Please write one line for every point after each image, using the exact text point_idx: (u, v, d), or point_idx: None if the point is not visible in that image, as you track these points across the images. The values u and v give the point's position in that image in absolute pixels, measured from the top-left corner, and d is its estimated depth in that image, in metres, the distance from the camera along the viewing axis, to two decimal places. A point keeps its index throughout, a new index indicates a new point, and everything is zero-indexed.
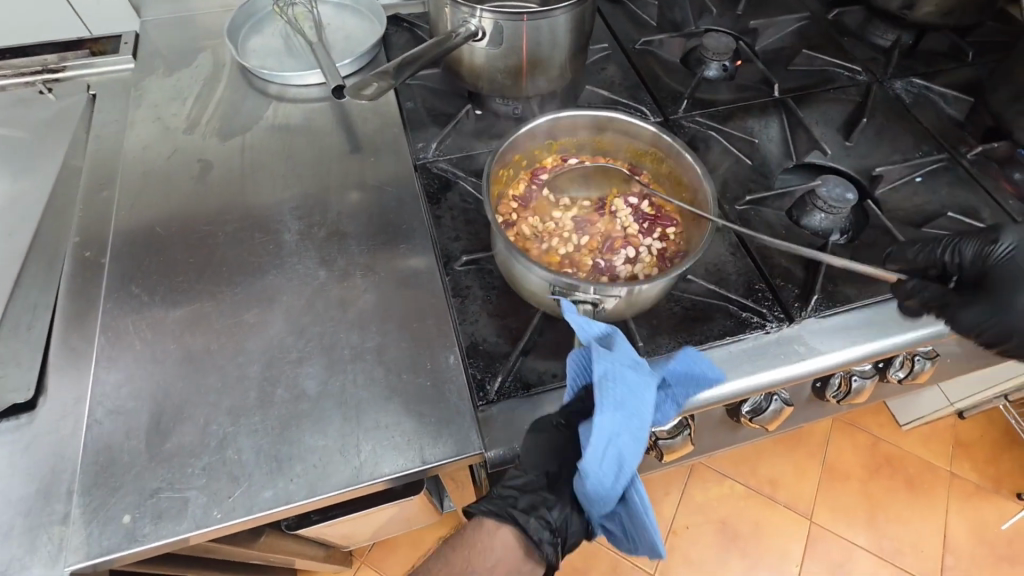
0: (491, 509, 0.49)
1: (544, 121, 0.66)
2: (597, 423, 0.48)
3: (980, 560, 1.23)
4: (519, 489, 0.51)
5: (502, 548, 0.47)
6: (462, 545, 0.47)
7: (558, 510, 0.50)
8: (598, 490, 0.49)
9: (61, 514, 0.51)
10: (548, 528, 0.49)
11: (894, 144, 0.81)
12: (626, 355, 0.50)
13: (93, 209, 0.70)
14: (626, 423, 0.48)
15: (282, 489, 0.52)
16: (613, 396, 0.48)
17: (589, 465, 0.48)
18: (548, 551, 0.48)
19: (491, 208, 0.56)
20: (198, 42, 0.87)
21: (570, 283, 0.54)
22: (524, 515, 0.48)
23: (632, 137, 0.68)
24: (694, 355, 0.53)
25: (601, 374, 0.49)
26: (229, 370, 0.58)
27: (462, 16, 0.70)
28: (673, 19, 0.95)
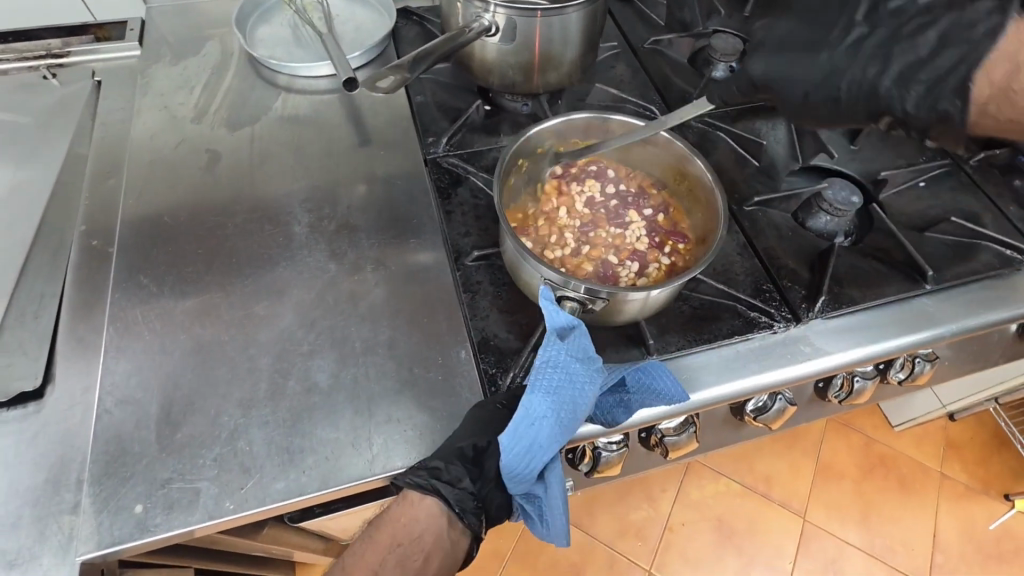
0: (413, 483, 0.50)
1: (555, 122, 0.66)
2: (524, 401, 0.50)
3: (968, 559, 1.25)
4: (445, 459, 0.51)
5: (427, 518, 0.50)
6: (387, 522, 0.50)
7: (483, 481, 0.52)
8: (513, 465, 0.50)
9: (71, 503, 0.51)
10: (472, 499, 0.52)
11: (898, 148, 0.82)
12: (579, 349, 0.51)
13: (99, 197, 0.69)
14: (553, 409, 0.49)
15: (294, 481, 0.52)
16: (547, 381, 0.50)
17: (507, 439, 0.49)
18: (471, 520, 0.51)
19: (501, 206, 0.57)
20: (205, 31, 0.86)
21: (568, 280, 0.54)
22: (448, 488, 0.50)
23: (655, 144, 0.68)
24: (658, 367, 0.55)
25: (544, 360, 0.51)
26: (240, 362, 0.58)
27: (475, 11, 0.70)
28: (682, 19, 0.95)
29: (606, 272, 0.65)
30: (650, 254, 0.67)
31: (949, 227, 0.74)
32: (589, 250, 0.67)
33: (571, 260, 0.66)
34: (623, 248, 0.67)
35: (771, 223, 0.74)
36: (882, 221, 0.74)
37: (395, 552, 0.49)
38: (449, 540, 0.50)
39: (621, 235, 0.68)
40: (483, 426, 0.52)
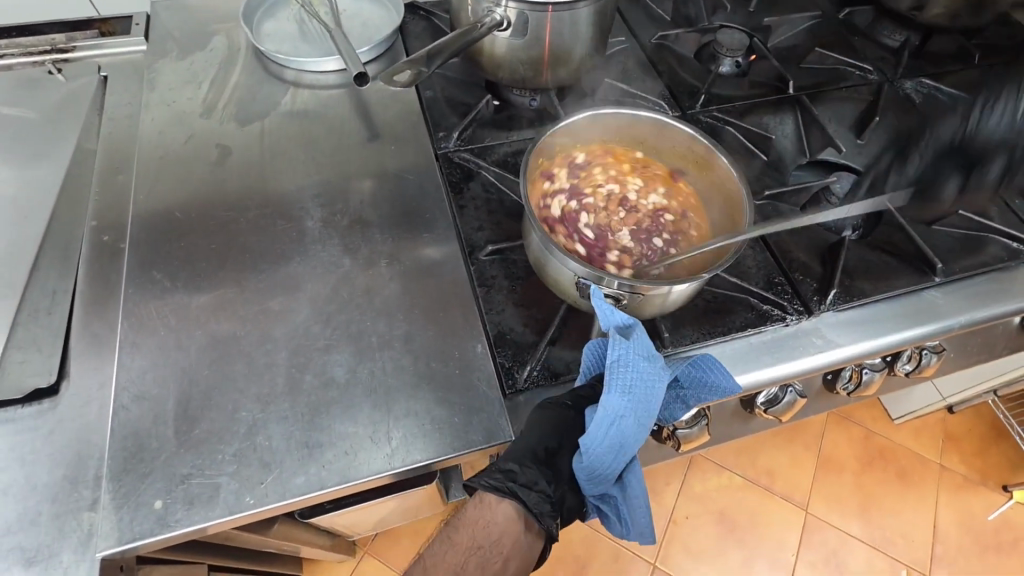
0: (489, 485, 0.49)
1: (582, 116, 0.66)
2: (601, 405, 0.49)
3: (967, 549, 1.27)
4: (519, 462, 0.50)
5: (504, 521, 0.48)
6: (465, 523, 0.49)
7: (558, 483, 0.51)
8: (595, 467, 0.51)
9: (89, 500, 0.51)
10: (548, 501, 0.50)
11: (904, 142, 0.83)
12: (643, 346, 0.50)
13: (110, 193, 0.69)
14: (631, 409, 0.49)
15: (313, 476, 0.52)
16: (621, 382, 0.49)
17: (588, 441, 0.50)
18: (549, 522, 0.49)
19: (529, 199, 0.57)
20: (211, 25, 0.86)
21: (600, 275, 0.55)
22: (524, 490, 0.49)
23: (673, 140, 0.69)
24: (710, 361, 0.54)
25: (614, 360, 0.49)
26: (256, 357, 0.58)
27: (487, 6, 0.70)
28: (687, 15, 0.95)
29: (570, 190, 0.70)
30: (561, 208, 0.68)
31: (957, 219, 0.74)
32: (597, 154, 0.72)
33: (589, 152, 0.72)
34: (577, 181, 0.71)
35: (782, 218, 0.74)
36: (891, 215, 0.75)
37: (477, 554, 0.47)
38: (527, 544, 0.48)
39: (591, 219, 0.68)
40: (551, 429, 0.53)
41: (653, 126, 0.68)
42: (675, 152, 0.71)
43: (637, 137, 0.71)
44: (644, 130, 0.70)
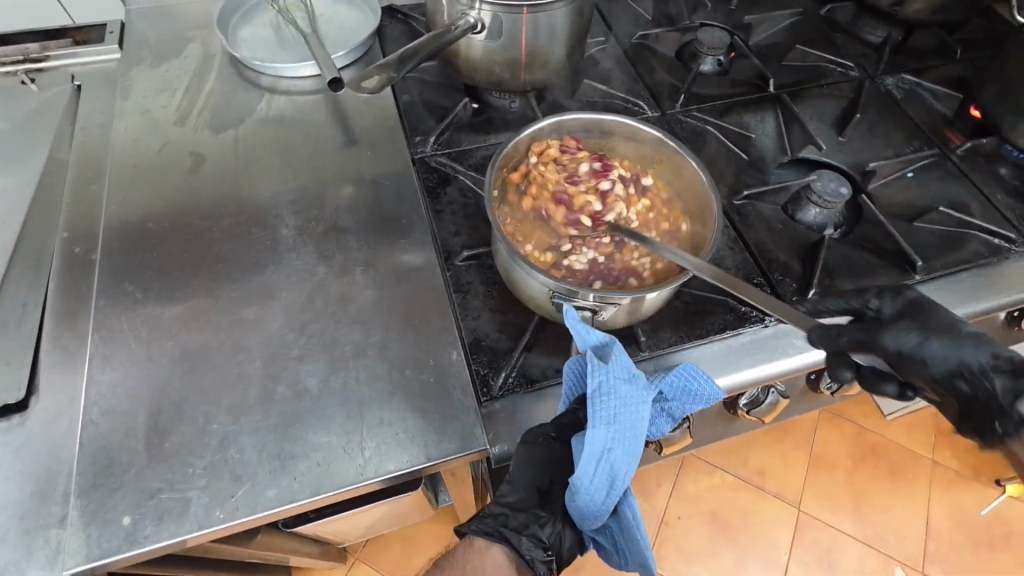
0: (480, 530, 0.50)
1: (547, 123, 0.68)
2: (589, 440, 0.48)
3: (960, 545, 1.27)
4: (511, 506, 0.51)
5: (494, 567, 0.50)
6: (453, 566, 0.51)
7: (552, 527, 0.51)
8: (590, 504, 0.50)
9: (58, 516, 0.50)
10: (540, 546, 0.49)
11: (886, 139, 0.82)
12: (623, 368, 0.50)
13: (82, 204, 0.68)
14: (616, 439, 0.48)
15: (286, 488, 0.51)
16: (604, 412, 0.48)
17: (580, 480, 0.49)
18: (540, 568, 0.49)
19: (494, 211, 0.57)
20: (186, 32, 0.85)
21: (572, 290, 0.54)
22: (515, 535, 0.49)
23: (638, 141, 0.70)
24: (692, 369, 0.52)
25: (595, 389, 0.49)
26: (229, 367, 0.57)
27: (461, 8, 0.69)
28: (668, 13, 0.95)
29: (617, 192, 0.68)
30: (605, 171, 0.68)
31: (938, 216, 0.74)
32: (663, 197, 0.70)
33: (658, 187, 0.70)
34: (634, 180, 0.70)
35: (761, 217, 0.73)
36: (872, 212, 0.74)
37: None
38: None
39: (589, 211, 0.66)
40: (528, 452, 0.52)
41: (612, 130, 0.70)
42: (640, 151, 0.71)
43: (603, 138, 0.72)
44: (606, 133, 0.71)
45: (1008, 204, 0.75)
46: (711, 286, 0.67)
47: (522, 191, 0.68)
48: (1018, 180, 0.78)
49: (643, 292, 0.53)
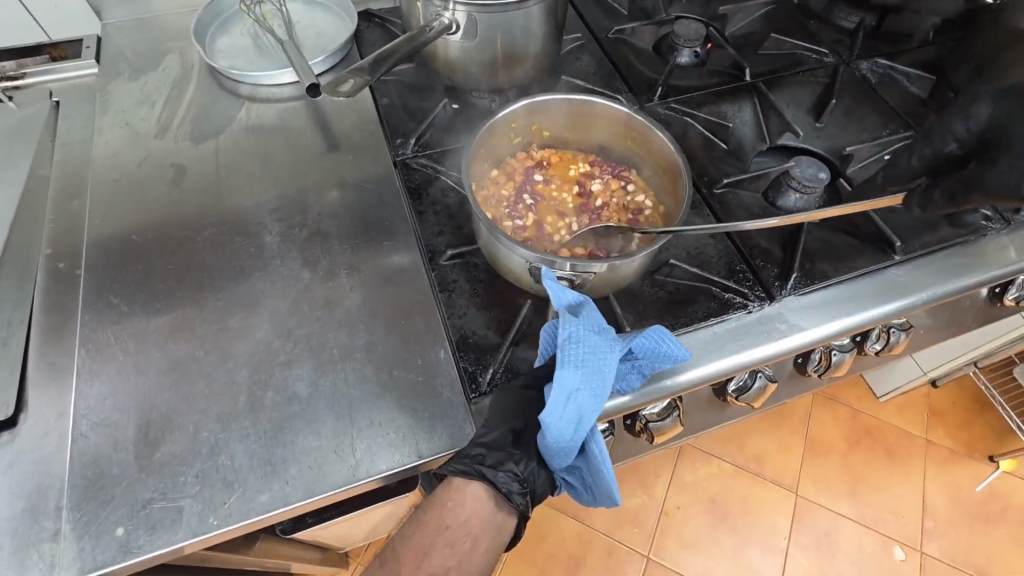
0: (458, 470, 0.50)
1: (521, 105, 0.69)
2: (557, 379, 0.49)
3: (956, 522, 1.28)
4: (487, 445, 0.52)
5: (474, 503, 0.50)
6: (433, 506, 0.50)
7: (526, 463, 0.53)
8: (558, 442, 0.51)
9: (51, 531, 0.50)
10: (516, 480, 0.51)
11: (861, 124, 0.83)
12: (593, 322, 0.52)
13: (64, 219, 0.68)
14: (584, 382, 0.50)
15: (278, 492, 0.52)
16: (574, 356, 0.50)
17: (548, 416, 0.50)
18: (518, 501, 0.50)
19: (473, 194, 0.58)
20: (163, 45, 0.85)
21: (550, 260, 0.56)
22: (493, 471, 0.51)
23: (609, 121, 0.72)
24: (661, 333, 0.54)
25: (566, 336, 0.51)
26: (217, 376, 0.58)
27: (435, 9, 0.69)
28: (644, 7, 0.95)
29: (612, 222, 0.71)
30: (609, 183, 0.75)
31: None
32: (640, 206, 0.73)
33: (639, 201, 0.73)
34: (621, 193, 0.74)
35: (742, 206, 0.74)
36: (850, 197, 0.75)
37: (444, 535, 0.49)
38: (497, 521, 0.50)
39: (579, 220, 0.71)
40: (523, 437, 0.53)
41: (584, 110, 0.72)
42: (611, 131, 0.73)
43: (576, 123, 0.74)
44: (582, 114, 0.72)
45: None
46: (694, 274, 0.67)
47: (528, 170, 0.75)
48: None
49: (618, 259, 0.56)
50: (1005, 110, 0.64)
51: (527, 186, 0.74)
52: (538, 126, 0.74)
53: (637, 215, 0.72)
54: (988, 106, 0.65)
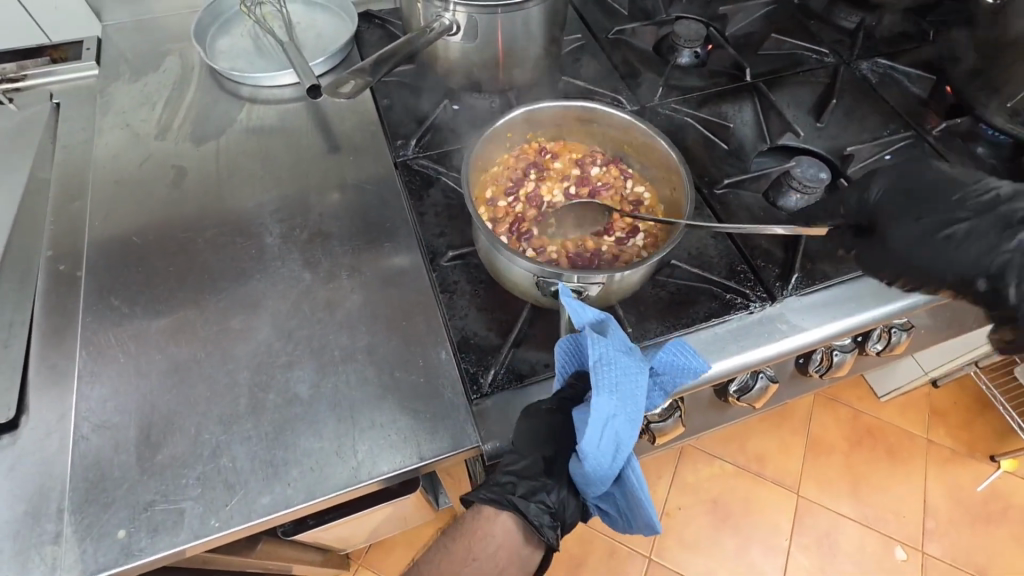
0: (487, 498, 0.50)
1: (520, 112, 0.68)
2: (593, 407, 0.48)
3: (958, 522, 1.28)
4: (516, 473, 0.52)
5: (503, 534, 0.50)
6: (462, 534, 0.51)
7: (557, 492, 0.52)
8: (597, 470, 0.50)
9: (53, 533, 0.50)
10: (547, 511, 0.51)
11: (862, 123, 0.83)
12: (619, 341, 0.52)
13: (65, 221, 0.68)
14: (620, 407, 0.49)
15: (280, 494, 0.52)
16: (607, 380, 0.49)
17: (587, 445, 0.49)
18: (548, 534, 0.50)
19: (473, 203, 0.58)
20: (163, 46, 0.85)
21: (556, 273, 0.56)
22: (524, 502, 0.50)
23: (610, 127, 0.72)
24: (681, 346, 0.54)
25: (596, 359, 0.50)
26: (218, 378, 0.58)
27: (435, 11, 0.69)
28: (644, 7, 0.95)
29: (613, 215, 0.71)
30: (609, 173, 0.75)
31: None
32: (640, 198, 0.73)
33: (638, 192, 0.73)
34: (621, 188, 0.74)
35: (742, 206, 0.74)
36: None
37: (471, 566, 0.49)
38: (524, 554, 0.50)
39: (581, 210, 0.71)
40: (528, 438, 0.53)
41: (585, 115, 0.71)
42: (612, 136, 0.73)
43: (575, 127, 0.74)
44: (582, 119, 0.72)
45: None
46: (695, 275, 0.67)
47: (525, 168, 0.74)
48: (993, 158, 0.79)
49: (621, 269, 0.56)
50: (903, 190, 0.62)
51: (526, 179, 0.74)
52: (534, 134, 0.74)
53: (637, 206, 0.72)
54: (884, 182, 0.64)
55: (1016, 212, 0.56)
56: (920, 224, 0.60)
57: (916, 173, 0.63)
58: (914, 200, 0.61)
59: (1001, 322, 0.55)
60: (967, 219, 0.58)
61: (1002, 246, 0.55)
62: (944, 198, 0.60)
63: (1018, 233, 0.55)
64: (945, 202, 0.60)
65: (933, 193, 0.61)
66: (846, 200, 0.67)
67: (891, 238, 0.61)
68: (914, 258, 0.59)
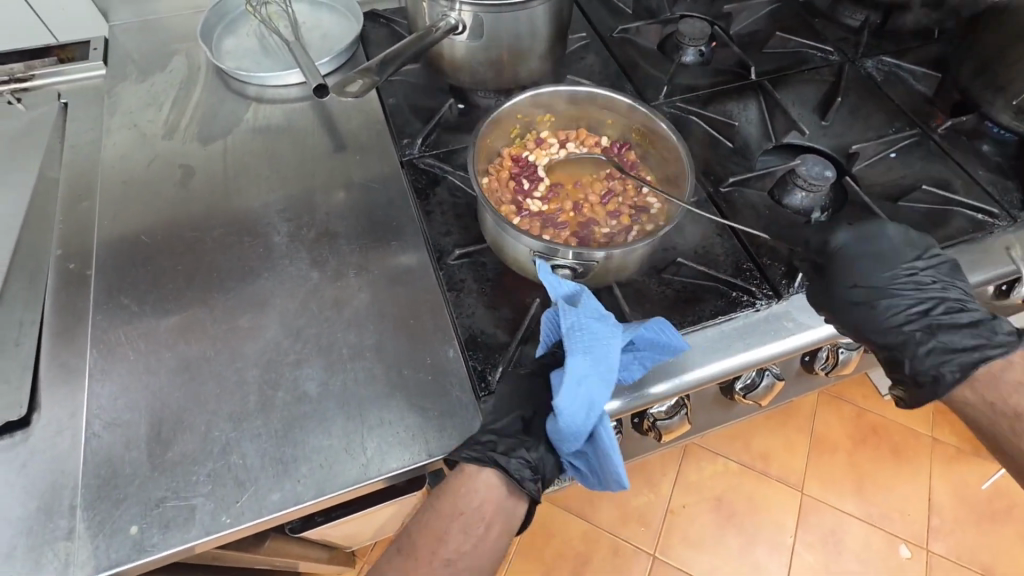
0: (470, 456, 0.52)
1: (525, 97, 0.69)
2: (567, 367, 0.51)
3: (962, 520, 1.28)
4: (496, 432, 0.54)
5: (487, 489, 0.52)
6: (447, 492, 0.52)
7: (536, 450, 0.55)
8: (570, 427, 0.52)
9: (65, 530, 0.50)
10: (527, 467, 0.54)
11: (867, 121, 0.83)
12: (593, 310, 0.55)
13: (74, 220, 0.69)
14: (592, 366, 0.52)
15: (290, 491, 0.52)
16: (580, 342, 0.52)
17: (560, 400, 0.51)
18: (531, 487, 0.53)
19: (478, 184, 0.59)
20: (170, 47, 0.85)
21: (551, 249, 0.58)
22: (505, 458, 0.53)
23: (615, 112, 0.72)
24: (660, 324, 0.56)
25: (569, 325, 0.53)
26: (228, 376, 0.58)
27: (442, 10, 0.70)
28: (649, 6, 0.95)
29: (615, 213, 0.71)
30: (622, 183, 0.73)
31: (921, 196, 0.75)
32: (646, 207, 0.71)
33: (646, 200, 0.72)
34: (633, 191, 0.73)
35: (748, 205, 0.74)
36: (857, 194, 0.75)
37: (460, 520, 0.50)
38: (509, 506, 0.53)
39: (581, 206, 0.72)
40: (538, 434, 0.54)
41: (589, 101, 0.72)
42: (619, 124, 0.74)
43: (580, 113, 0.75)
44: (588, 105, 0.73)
45: (989, 179, 0.76)
46: (700, 273, 0.68)
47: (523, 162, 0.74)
48: (999, 156, 0.79)
49: (621, 246, 0.57)
50: (856, 252, 0.62)
51: (525, 168, 0.74)
52: (544, 117, 0.74)
53: (642, 211, 0.71)
54: (848, 236, 0.63)
55: (927, 298, 0.59)
56: (857, 290, 0.60)
57: (869, 232, 0.63)
58: (860, 263, 0.61)
59: (896, 383, 0.61)
60: (892, 295, 0.60)
61: (908, 324, 0.59)
62: (881, 268, 0.61)
63: (923, 314, 0.59)
64: (880, 271, 0.61)
65: (874, 259, 0.61)
66: (809, 241, 0.66)
67: (828, 294, 0.61)
68: (843, 320, 0.61)
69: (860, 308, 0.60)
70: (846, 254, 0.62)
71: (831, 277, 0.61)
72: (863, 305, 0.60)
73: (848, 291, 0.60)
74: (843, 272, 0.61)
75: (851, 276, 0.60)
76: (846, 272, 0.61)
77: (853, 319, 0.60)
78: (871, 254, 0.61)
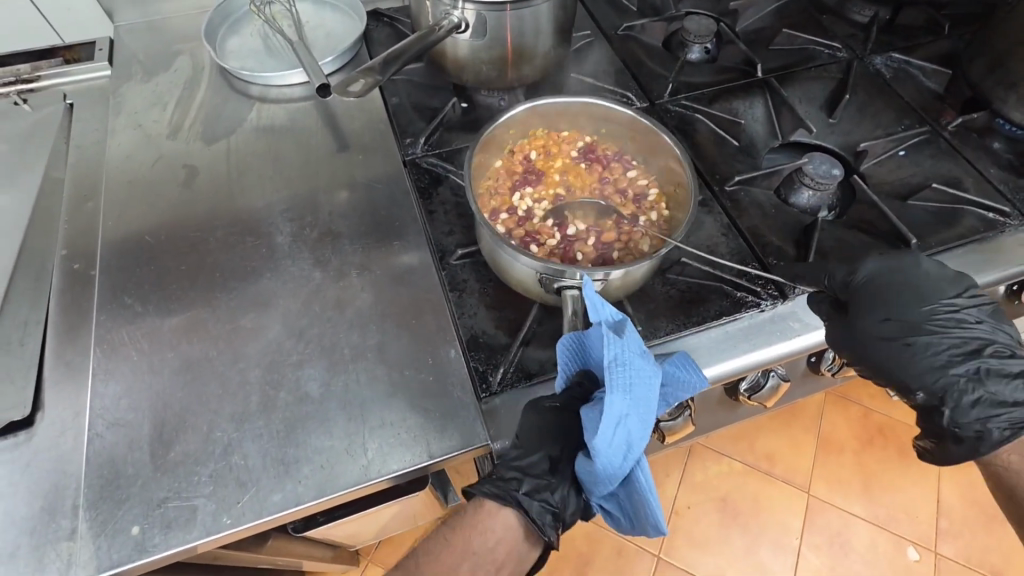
0: (490, 493, 0.51)
1: (522, 108, 0.68)
2: (609, 406, 0.48)
3: (972, 521, 1.26)
4: (521, 471, 0.52)
5: (504, 529, 0.51)
6: (462, 526, 0.52)
7: (560, 491, 0.53)
8: (607, 469, 0.50)
9: (68, 530, 0.50)
10: (549, 511, 0.52)
11: (875, 119, 0.82)
12: (635, 344, 0.51)
13: (79, 219, 0.69)
14: (633, 406, 0.49)
15: (291, 492, 0.52)
16: (622, 381, 0.49)
17: (600, 445, 0.48)
18: (549, 532, 0.51)
19: (474, 200, 0.57)
20: (174, 47, 0.86)
21: (552, 266, 0.55)
22: (526, 499, 0.51)
23: (614, 121, 0.71)
24: (683, 359, 0.55)
25: (611, 360, 0.49)
26: (230, 376, 0.58)
27: (445, 8, 0.69)
28: (654, 4, 0.94)
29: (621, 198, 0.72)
30: (611, 179, 0.74)
31: (930, 194, 0.74)
32: (644, 194, 0.72)
33: (643, 188, 0.73)
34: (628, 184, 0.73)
35: (754, 203, 0.73)
36: (865, 192, 0.74)
37: (470, 560, 0.50)
38: (523, 550, 0.51)
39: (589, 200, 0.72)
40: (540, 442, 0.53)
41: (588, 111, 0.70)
42: (614, 131, 0.73)
43: (582, 120, 0.73)
44: (582, 114, 0.72)
45: (1001, 178, 0.75)
46: (705, 273, 0.67)
47: (525, 163, 0.74)
48: (1011, 153, 0.77)
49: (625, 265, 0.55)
50: (886, 284, 0.58)
51: (526, 174, 0.73)
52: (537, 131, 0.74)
53: (642, 199, 0.72)
54: (873, 265, 0.59)
55: (969, 338, 0.54)
56: (889, 324, 0.56)
57: (902, 267, 0.59)
58: (891, 296, 0.57)
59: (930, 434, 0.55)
60: (933, 333, 0.55)
61: (954, 367, 0.54)
62: (919, 301, 0.56)
63: (971, 360, 0.53)
64: (915, 307, 0.56)
65: (908, 292, 0.57)
66: (832, 273, 0.61)
67: (859, 327, 0.57)
68: (868, 356, 0.57)
69: (892, 344, 0.56)
70: (869, 286, 0.58)
71: (858, 312, 0.57)
72: (898, 346, 0.55)
73: (874, 324, 0.57)
74: (874, 303, 0.57)
75: (887, 314, 0.56)
76: (875, 303, 0.57)
77: (887, 358, 0.56)
78: (905, 293, 0.57)
